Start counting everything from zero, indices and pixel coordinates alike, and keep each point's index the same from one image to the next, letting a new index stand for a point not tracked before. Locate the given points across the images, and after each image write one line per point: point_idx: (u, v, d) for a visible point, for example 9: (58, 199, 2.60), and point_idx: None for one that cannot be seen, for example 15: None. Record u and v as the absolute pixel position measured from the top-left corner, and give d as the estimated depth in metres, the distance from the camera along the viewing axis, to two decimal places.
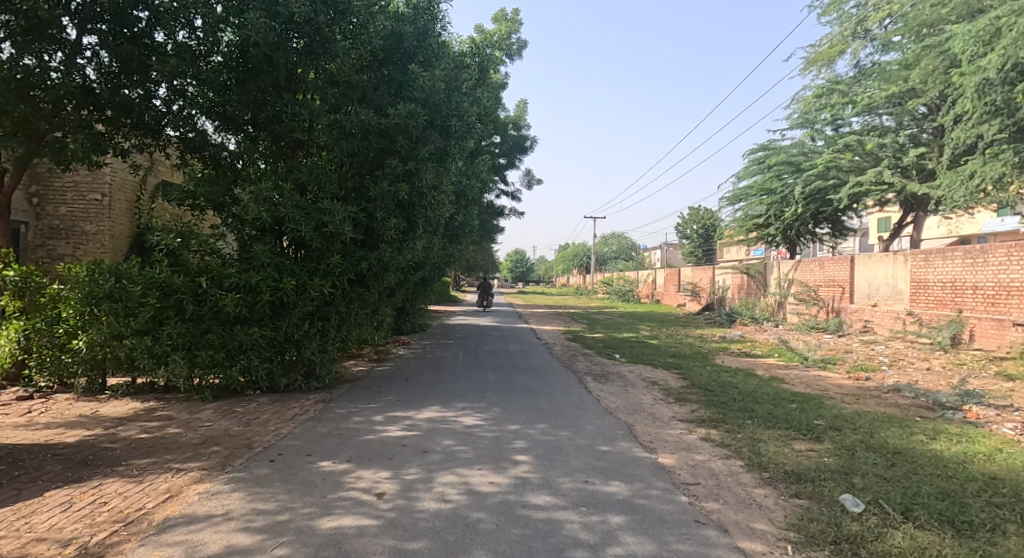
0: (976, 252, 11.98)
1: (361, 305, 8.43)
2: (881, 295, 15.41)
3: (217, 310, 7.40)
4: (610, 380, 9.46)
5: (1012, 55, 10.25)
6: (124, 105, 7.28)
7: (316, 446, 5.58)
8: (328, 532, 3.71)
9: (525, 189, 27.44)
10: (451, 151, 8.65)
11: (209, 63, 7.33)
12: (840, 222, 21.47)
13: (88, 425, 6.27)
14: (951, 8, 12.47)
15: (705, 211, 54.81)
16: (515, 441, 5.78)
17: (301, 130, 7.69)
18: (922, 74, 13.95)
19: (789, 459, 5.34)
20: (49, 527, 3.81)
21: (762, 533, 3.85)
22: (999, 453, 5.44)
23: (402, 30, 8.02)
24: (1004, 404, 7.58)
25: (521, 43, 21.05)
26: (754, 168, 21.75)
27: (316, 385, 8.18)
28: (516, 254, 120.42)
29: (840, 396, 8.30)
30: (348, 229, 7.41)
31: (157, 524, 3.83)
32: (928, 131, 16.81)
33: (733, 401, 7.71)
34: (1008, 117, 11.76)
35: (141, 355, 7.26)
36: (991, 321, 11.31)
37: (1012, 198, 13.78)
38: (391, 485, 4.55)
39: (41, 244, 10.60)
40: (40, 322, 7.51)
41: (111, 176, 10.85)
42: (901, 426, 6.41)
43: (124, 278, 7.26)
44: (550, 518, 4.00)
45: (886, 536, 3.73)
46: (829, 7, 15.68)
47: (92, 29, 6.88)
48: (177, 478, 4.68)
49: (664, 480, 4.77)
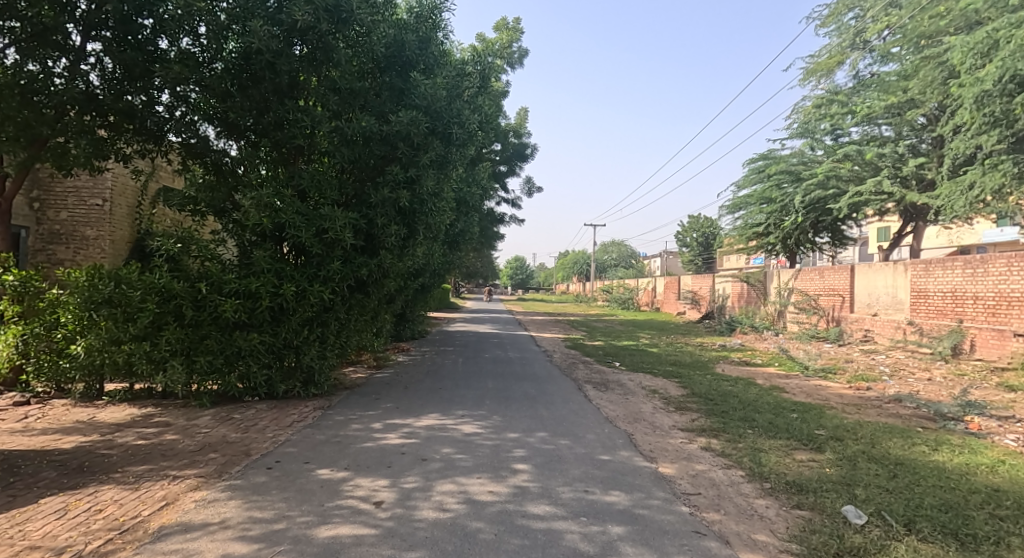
0: (976, 262, 11.97)
1: (361, 312, 8.37)
2: (881, 305, 15.40)
3: (217, 315, 7.39)
4: (611, 388, 9.42)
5: (1010, 67, 10.32)
6: (127, 111, 7.28)
7: (314, 453, 5.56)
8: (325, 541, 3.68)
9: (526, 197, 27.24)
10: (451, 158, 8.58)
11: (212, 69, 7.28)
12: (840, 231, 21.49)
13: (85, 430, 6.24)
14: (950, 20, 12.65)
15: (704, 218, 55.05)
16: (514, 450, 5.74)
17: (302, 137, 7.68)
18: (921, 84, 14.18)
19: (791, 469, 5.31)
20: (44, 534, 3.78)
21: (764, 545, 3.81)
22: (1002, 465, 5.40)
23: (403, 39, 8.10)
24: (1006, 416, 7.55)
25: (522, 51, 21.11)
26: (754, 177, 21.84)
27: (314, 391, 8.14)
28: (516, 261, 121.79)
29: (841, 406, 8.27)
30: (348, 235, 7.40)
31: (152, 532, 3.79)
32: (928, 141, 16.79)
33: (734, 410, 7.66)
34: (1007, 128, 11.77)
35: (140, 361, 7.24)
36: (992, 331, 11.25)
37: (1011, 209, 13.77)
38: (389, 494, 4.51)
39: (41, 248, 10.59)
40: (38, 327, 7.47)
41: (112, 182, 10.87)
42: (902, 436, 6.38)
43: (124, 283, 7.24)
44: (550, 528, 3.96)
45: (889, 549, 3.70)
46: (828, 17, 15.84)
47: (96, 36, 6.91)
48: (174, 485, 4.64)
49: (664, 490, 4.74)
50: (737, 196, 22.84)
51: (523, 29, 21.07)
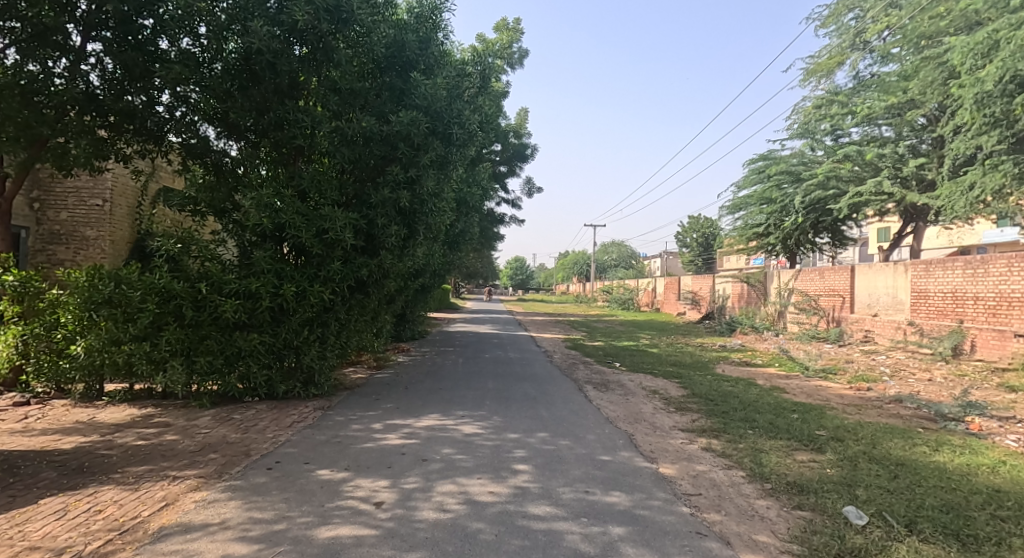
0: (977, 262, 11.96)
1: (361, 312, 8.36)
2: (882, 306, 15.38)
3: (217, 316, 7.39)
4: (611, 389, 9.41)
5: (1010, 67, 10.32)
6: (127, 111, 7.27)
7: (315, 453, 5.55)
8: (325, 542, 3.67)
9: (526, 198, 27.22)
10: (451, 158, 8.58)
11: (212, 70, 7.28)
12: (841, 231, 21.48)
13: (85, 431, 6.23)
14: (950, 20, 12.64)
15: (705, 219, 55.04)
16: (515, 450, 5.74)
17: (303, 137, 7.68)
18: (921, 84, 14.15)
19: (791, 469, 5.30)
20: (43, 534, 3.77)
21: (765, 545, 3.80)
22: (1003, 466, 5.38)
23: (403, 39, 8.10)
24: (1007, 416, 7.54)
25: (522, 51, 21.12)
26: (755, 178, 21.84)
27: (315, 392, 8.14)
28: (516, 261, 121.75)
29: (842, 407, 8.26)
30: (348, 236, 7.40)
31: (152, 533, 3.79)
32: (928, 142, 16.79)
33: (734, 411, 7.65)
34: (1008, 129, 11.77)
35: (140, 361, 7.23)
36: (993, 332, 11.24)
37: (1011, 209, 13.77)
38: (389, 494, 4.50)
39: (41, 248, 10.58)
40: (38, 327, 7.46)
41: (112, 182, 10.86)
42: (903, 437, 6.36)
43: (124, 283, 7.23)
44: (550, 528, 3.96)
45: (891, 549, 3.70)
46: (828, 18, 15.84)
47: (97, 37, 6.91)
48: (174, 486, 4.64)
49: (664, 491, 4.73)
50: (738, 197, 22.82)
51: (524, 29, 21.08)
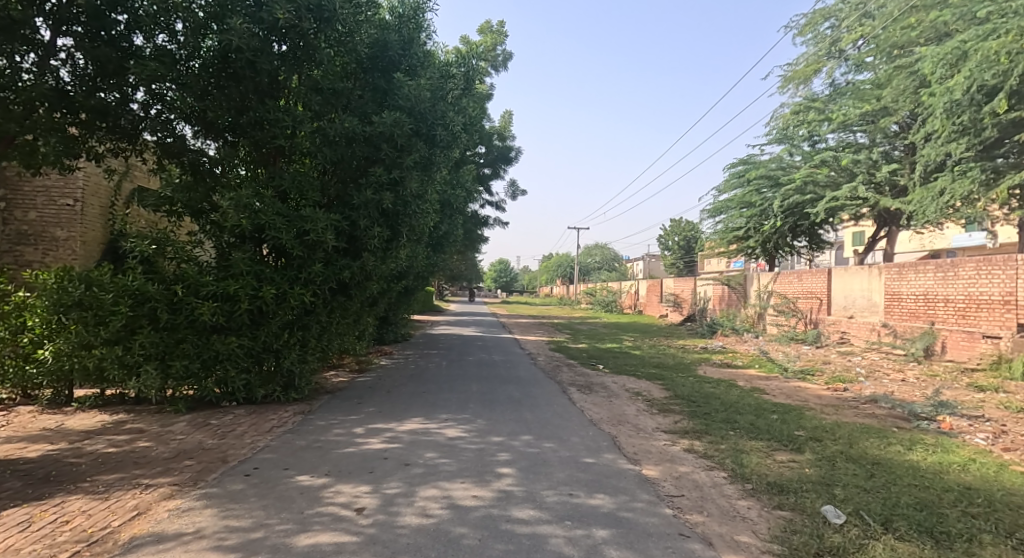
0: (947, 266, 12.26)
1: (343, 314, 8.28)
2: (857, 307, 15.67)
3: (193, 319, 7.21)
4: (595, 391, 9.44)
5: (977, 78, 10.64)
6: (101, 108, 6.79)
7: (294, 459, 5.45)
8: (305, 550, 3.60)
9: (510, 200, 27.24)
10: (435, 160, 8.55)
11: (188, 68, 7.05)
12: (818, 235, 21.89)
13: (52, 438, 6.03)
14: (921, 31, 12.97)
15: (686, 222, 55.57)
16: (499, 454, 5.70)
17: (283, 137, 7.60)
18: (894, 93, 14.39)
19: (772, 470, 5.36)
20: (5, 548, 3.64)
21: (746, 546, 3.83)
22: (973, 463, 5.52)
23: (387, 39, 8.13)
24: (977, 415, 7.75)
25: (506, 54, 21.19)
26: (735, 182, 22.13)
27: (295, 396, 8.04)
28: (498, 262, 121.49)
29: (819, 407, 8.40)
30: (330, 237, 7.29)
31: (123, 543, 3.68)
32: (900, 148, 17.19)
33: (715, 412, 7.73)
34: (976, 137, 12.08)
35: (111, 365, 7.02)
36: (963, 333, 11.54)
37: (979, 214, 14.17)
38: (370, 500, 4.44)
39: (8, 249, 10.22)
40: (3, 331, 7.24)
41: (84, 181, 10.60)
42: (878, 436, 6.49)
43: (95, 286, 7.04)
44: (535, 532, 3.94)
45: (868, 548, 3.75)
46: (804, 27, 16.17)
47: (67, 31, 6.31)
48: (147, 494, 4.52)
49: (647, 492, 4.75)
50: (718, 201, 23.06)
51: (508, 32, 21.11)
